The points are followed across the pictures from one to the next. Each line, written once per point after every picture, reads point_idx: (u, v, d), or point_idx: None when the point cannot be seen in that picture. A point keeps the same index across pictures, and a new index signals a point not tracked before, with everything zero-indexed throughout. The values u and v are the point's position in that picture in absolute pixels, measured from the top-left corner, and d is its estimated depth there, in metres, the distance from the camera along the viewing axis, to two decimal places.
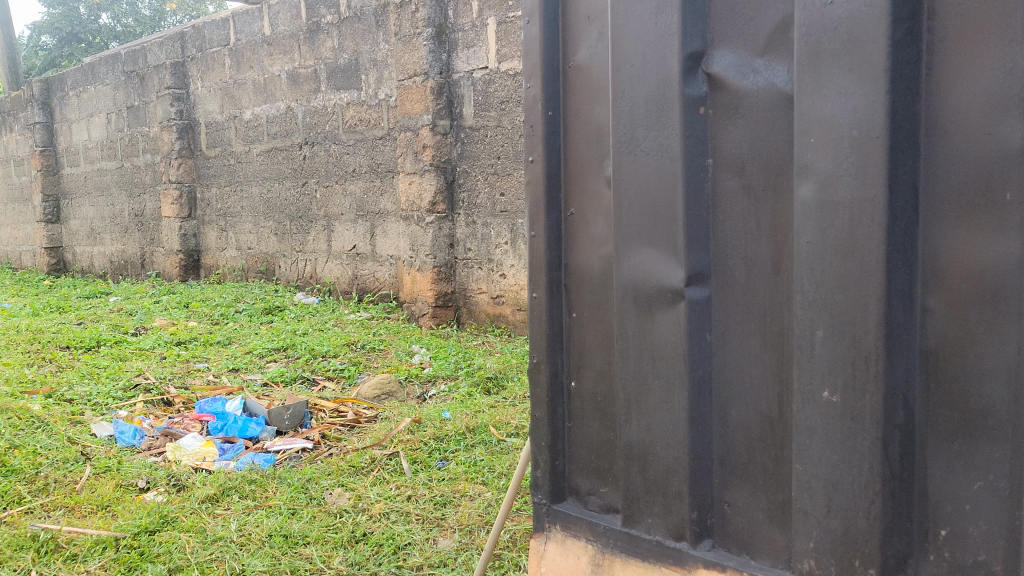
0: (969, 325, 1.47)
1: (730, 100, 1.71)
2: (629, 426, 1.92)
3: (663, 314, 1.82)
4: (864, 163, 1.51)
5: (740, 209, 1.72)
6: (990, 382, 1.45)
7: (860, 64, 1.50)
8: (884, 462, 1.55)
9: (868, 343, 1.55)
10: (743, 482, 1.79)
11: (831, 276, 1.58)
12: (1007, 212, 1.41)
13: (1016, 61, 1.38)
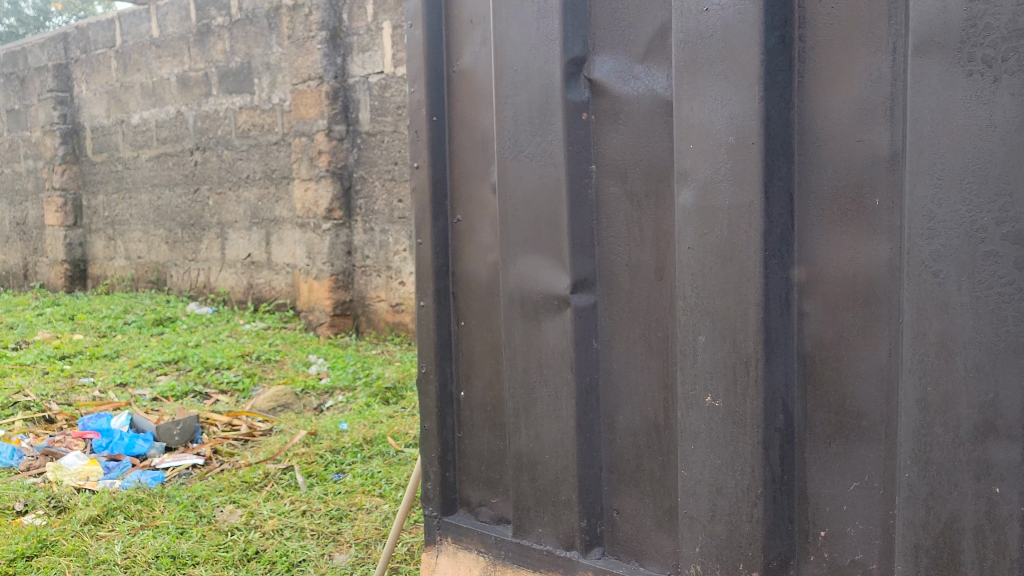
0: (844, 329, 1.50)
1: (612, 106, 1.70)
2: (518, 435, 1.90)
3: (549, 322, 1.81)
4: (741, 169, 1.52)
5: (624, 215, 1.71)
6: (864, 384, 1.49)
7: (735, 72, 1.51)
8: (765, 465, 1.57)
9: (748, 348, 1.56)
10: (630, 489, 1.78)
11: (712, 282, 1.59)
12: (877, 218, 1.44)
13: (882, 69, 1.41)
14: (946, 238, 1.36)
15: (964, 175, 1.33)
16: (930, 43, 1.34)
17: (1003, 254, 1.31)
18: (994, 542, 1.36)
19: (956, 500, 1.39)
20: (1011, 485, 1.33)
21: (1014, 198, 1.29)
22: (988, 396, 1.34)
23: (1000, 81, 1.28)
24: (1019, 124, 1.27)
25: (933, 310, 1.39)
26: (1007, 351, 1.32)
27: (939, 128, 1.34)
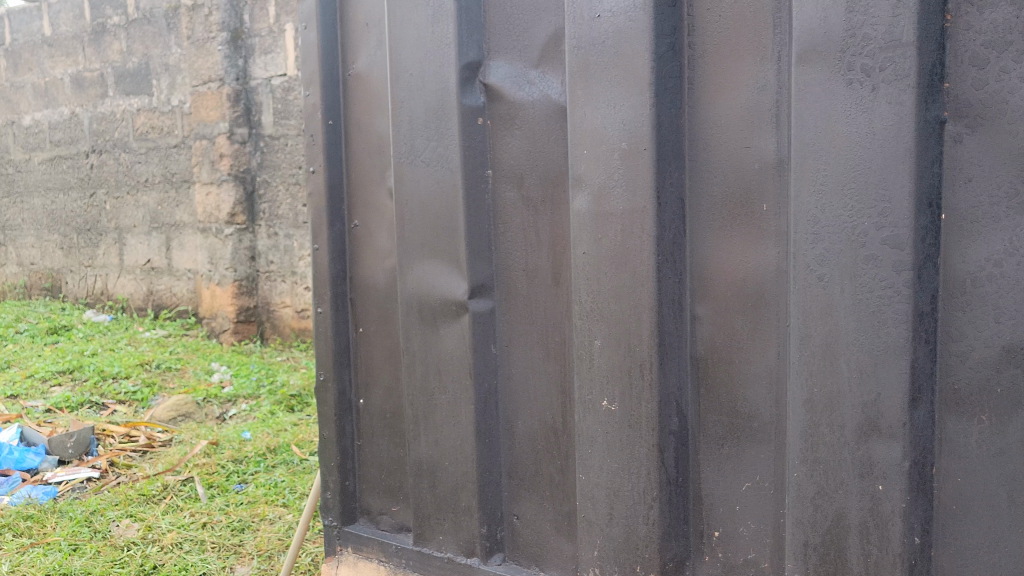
0: (734, 332, 1.52)
1: (507, 110, 1.70)
2: (417, 443, 1.88)
3: (448, 328, 1.79)
4: (634, 175, 1.53)
5: (520, 220, 1.71)
6: (754, 386, 1.52)
7: (628, 78, 1.52)
8: (660, 468, 1.58)
9: (642, 352, 1.57)
10: (530, 494, 1.78)
11: (607, 286, 1.60)
12: (764, 223, 1.47)
13: (768, 77, 1.44)
14: (829, 243, 1.39)
15: (846, 181, 1.36)
16: (813, 52, 1.37)
17: (882, 259, 1.34)
18: (878, 538, 1.40)
19: (842, 498, 1.43)
20: (892, 482, 1.38)
21: (892, 204, 1.33)
22: (870, 396, 1.38)
23: (878, 90, 1.32)
24: (896, 133, 1.31)
25: (817, 312, 1.42)
26: (887, 352, 1.36)
27: (821, 135, 1.37)
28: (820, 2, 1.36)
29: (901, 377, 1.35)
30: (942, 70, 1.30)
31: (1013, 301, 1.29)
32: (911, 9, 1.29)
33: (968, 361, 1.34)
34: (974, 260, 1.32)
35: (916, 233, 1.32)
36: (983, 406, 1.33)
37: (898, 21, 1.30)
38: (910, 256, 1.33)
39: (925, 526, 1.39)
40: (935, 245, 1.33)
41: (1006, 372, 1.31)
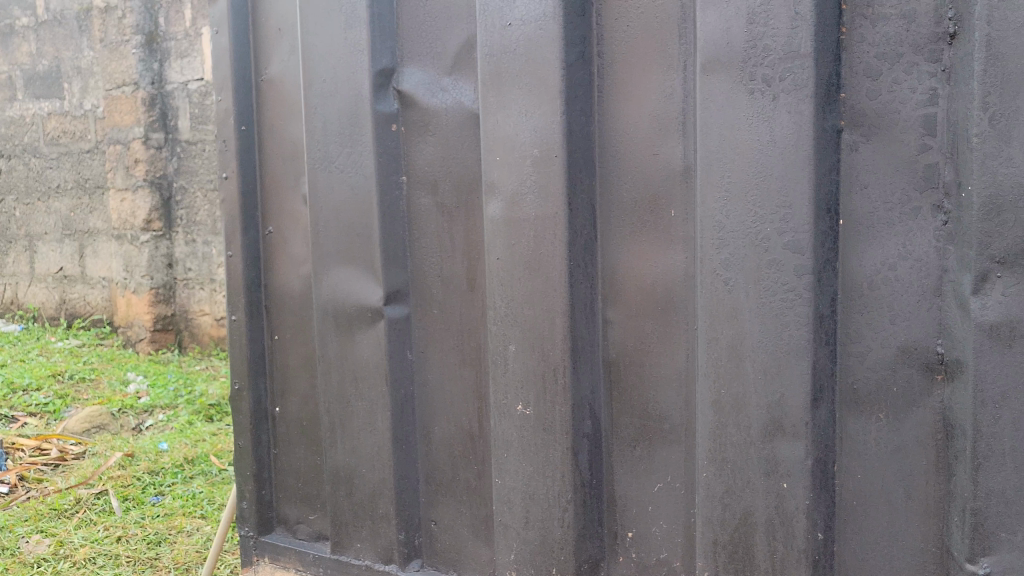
0: (645, 335, 1.55)
1: (420, 117, 1.71)
2: (334, 450, 1.87)
3: (363, 335, 1.78)
4: (546, 182, 1.55)
5: (434, 227, 1.72)
6: (664, 388, 1.55)
7: (538, 85, 1.54)
8: (574, 470, 1.60)
9: (556, 356, 1.59)
10: (448, 499, 1.79)
11: (520, 291, 1.61)
12: (672, 228, 1.50)
13: (674, 86, 1.47)
14: (734, 247, 1.42)
15: (749, 188, 1.40)
16: (716, 62, 1.41)
17: (784, 263, 1.38)
18: (783, 535, 1.43)
19: (749, 496, 1.46)
20: (796, 480, 1.41)
21: (792, 210, 1.36)
22: (775, 396, 1.42)
23: (779, 99, 1.36)
24: (795, 140, 1.35)
25: (723, 316, 1.45)
26: (790, 354, 1.40)
27: (726, 143, 1.41)
28: (722, 14, 1.40)
29: (804, 377, 1.39)
30: (838, 80, 1.35)
31: (907, 303, 1.35)
32: (808, 21, 1.33)
33: (866, 361, 1.39)
34: (870, 264, 1.37)
35: (815, 238, 1.36)
36: (880, 405, 1.39)
37: (796, 33, 1.34)
38: (810, 260, 1.37)
39: (828, 521, 1.42)
40: (833, 249, 1.38)
41: (901, 372, 1.37)
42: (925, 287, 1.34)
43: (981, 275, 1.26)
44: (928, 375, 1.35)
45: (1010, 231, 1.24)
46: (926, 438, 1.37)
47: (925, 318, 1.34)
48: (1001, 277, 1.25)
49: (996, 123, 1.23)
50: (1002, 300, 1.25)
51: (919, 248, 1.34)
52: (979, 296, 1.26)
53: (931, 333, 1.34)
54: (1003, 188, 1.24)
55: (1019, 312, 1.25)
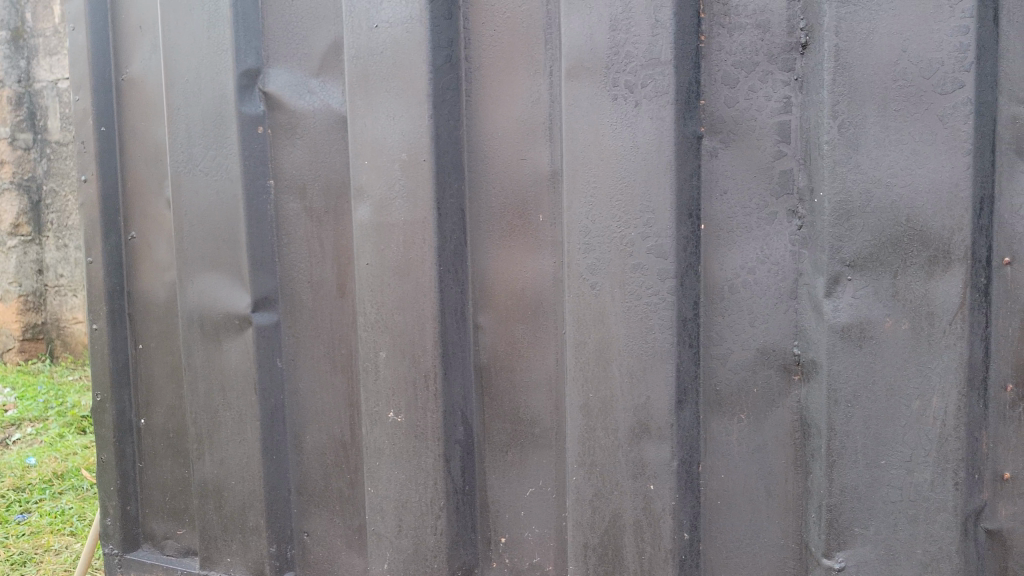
0: (515, 340, 1.56)
1: (288, 120, 1.67)
2: (202, 462, 1.81)
3: (230, 343, 1.73)
4: (414, 186, 1.53)
5: (303, 231, 1.69)
6: (534, 392, 1.56)
7: (405, 89, 1.52)
8: (447, 477, 1.58)
9: (427, 362, 1.57)
10: (320, 510, 1.75)
11: (390, 297, 1.59)
12: (541, 233, 1.51)
13: (540, 91, 1.49)
14: (599, 252, 1.43)
15: (613, 193, 1.41)
16: (580, 67, 1.42)
17: (648, 267, 1.39)
18: (651, 536, 1.44)
19: (617, 499, 1.46)
20: (662, 481, 1.42)
21: (655, 214, 1.38)
22: (641, 399, 1.43)
23: (641, 106, 1.37)
24: (657, 146, 1.36)
25: (590, 320, 1.46)
26: (655, 357, 1.40)
27: (591, 149, 1.42)
28: (585, 20, 1.41)
29: (668, 380, 1.40)
30: (698, 87, 1.37)
31: (766, 306, 1.38)
32: (668, 29, 1.34)
33: (727, 363, 1.42)
34: (731, 267, 1.40)
35: (678, 242, 1.37)
36: (741, 406, 1.42)
37: (657, 40, 1.35)
38: (673, 265, 1.38)
39: (693, 522, 1.44)
40: (695, 253, 1.40)
41: (761, 373, 1.40)
42: (782, 290, 1.37)
43: (833, 278, 1.30)
44: (786, 375, 1.39)
45: (860, 236, 1.28)
46: (785, 437, 1.40)
47: (782, 320, 1.37)
48: (852, 280, 1.29)
49: (845, 131, 1.27)
50: (853, 302, 1.29)
51: (776, 252, 1.37)
52: (832, 298, 1.30)
53: (788, 335, 1.37)
54: (853, 193, 1.28)
55: (869, 314, 1.29)
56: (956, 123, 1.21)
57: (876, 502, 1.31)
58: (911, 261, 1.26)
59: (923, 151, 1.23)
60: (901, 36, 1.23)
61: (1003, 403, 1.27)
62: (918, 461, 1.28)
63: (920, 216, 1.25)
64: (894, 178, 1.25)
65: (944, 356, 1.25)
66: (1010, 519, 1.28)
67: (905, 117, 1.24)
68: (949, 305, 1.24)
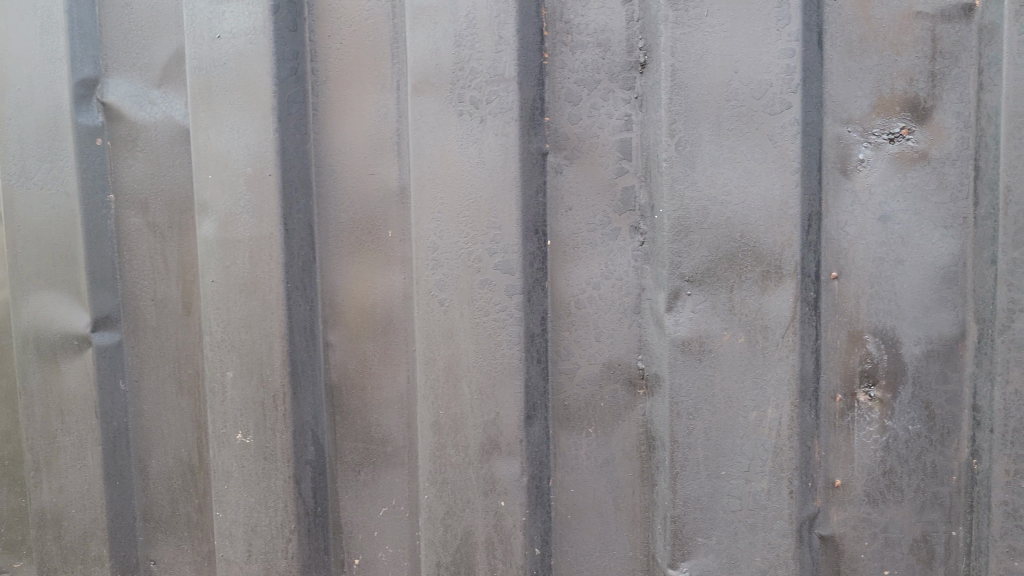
0: (365, 358, 1.55)
1: (128, 131, 1.62)
2: (39, 490, 1.67)
3: (68, 364, 1.63)
4: (260, 201, 1.48)
5: (146, 247, 1.63)
6: (386, 411, 1.55)
7: (248, 101, 1.48)
8: (298, 499, 1.53)
9: (275, 381, 1.50)
10: (167, 537, 1.68)
11: (236, 315, 1.51)
12: (390, 248, 1.52)
13: (388, 107, 1.51)
14: (447, 268, 1.41)
15: (461, 209, 1.39)
16: (426, 83, 1.40)
17: (496, 283, 1.38)
18: (502, 552, 1.41)
19: (469, 516, 1.42)
20: (513, 497, 1.41)
21: (502, 231, 1.37)
22: (490, 415, 1.40)
23: (486, 122, 1.37)
24: (503, 162, 1.36)
25: (439, 337, 1.42)
26: (503, 373, 1.39)
27: (437, 164, 1.40)
28: (430, 36, 1.39)
29: (517, 395, 1.39)
30: (542, 105, 1.38)
31: (609, 321, 1.41)
32: (512, 46, 1.35)
33: (575, 378, 1.43)
34: (577, 283, 1.42)
35: (524, 259, 1.38)
36: (589, 419, 1.44)
37: (501, 57, 1.35)
38: (520, 280, 1.38)
39: (544, 536, 1.43)
40: (542, 269, 1.40)
41: (607, 388, 1.42)
42: (626, 305, 1.41)
43: (673, 293, 1.31)
44: (630, 390, 1.42)
45: (698, 251, 1.30)
46: (631, 450, 1.43)
47: (626, 334, 1.41)
48: (690, 295, 1.30)
49: (682, 148, 1.29)
50: (692, 316, 1.30)
51: (619, 267, 1.41)
52: (673, 312, 1.31)
53: (632, 349, 1.41)
54: (690, 210, 1.30)
55: (709, 328, 1.30)
56: (784, 143, 1.26)
57: (718, 511, 1.32)
58: (745, 276, 1.29)
59: (755, 169, 1.27)
60: (732, 57, 1.27)
61: (832, 411, 1.32)
62: (755, 470, 1.30)
63: (752, 233, 1.28)
64: (727, 197, 1.28)
65: (777, 368, 1.29)
66: (841, 525, 1.32)
67: (737, 136, 1.28)
68: (781, 318, 1.28)
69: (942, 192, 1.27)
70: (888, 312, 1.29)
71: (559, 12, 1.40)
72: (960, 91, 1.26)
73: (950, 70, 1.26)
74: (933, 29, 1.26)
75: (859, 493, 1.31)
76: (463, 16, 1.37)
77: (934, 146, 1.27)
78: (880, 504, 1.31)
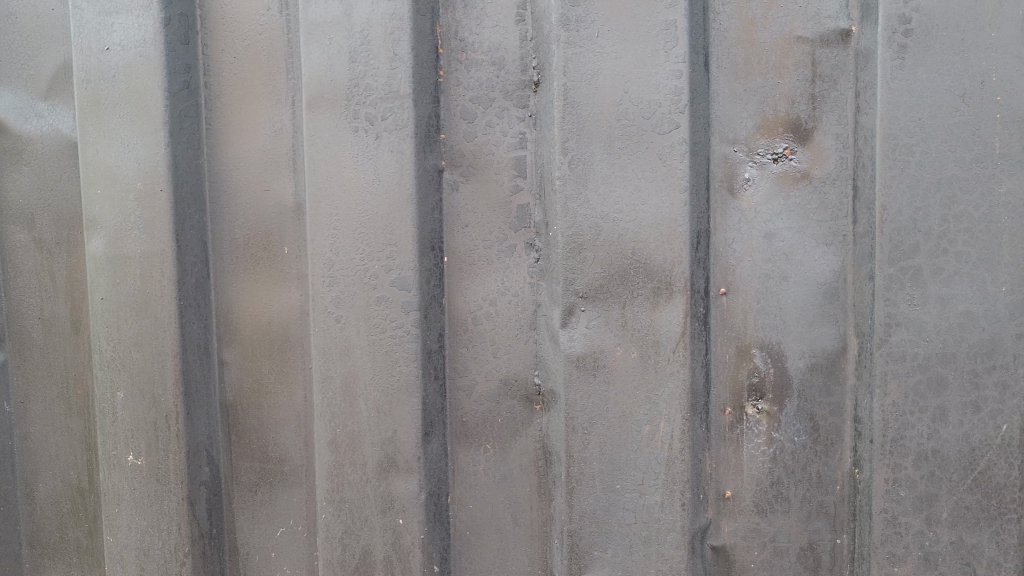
0: (261, 376, 1.52)
1: (13, 145, 1.58)
2: None
3: None
4: (150, 217, 1.45)
5: (33, 264, 1.59)
6: (283, 429, 1.52)
7: (139, 115, 1.45)
8: (191, 520, 1.48)
9: (167, 402, 1.47)
10: (55, 564, 1.62)
11: (127, 333, 1.48)
12: (286, 265, 1.50)
13: (283, 122, 1.49)
14: (343, 285, 1.40)
15: (356, 226, 1.38)
16: (321, 99, 1.39)
17: (393, 300, 1.38)
18: (401, 571, 1.40)
19: (367, 535, 1.41)
20: (411, 515, 1.40)
21: (398, 247, 1.37)
22: (387, 433, 1.39)
23: (381, 138, 1.36)
24: (398, 179, 1.36)
25: (336, 354, 1.41)
26: (400, 391, 1.38)
27: (333, 181, 1.39)
28: (325, 52, 1.39)
29: (415, 413, 1.38)
30: (437, 122, 1.39)
31: (506, 337, 1.42)
32: (407, 63, 1.35)
33: (473, 395, 1.43)
34: (474, 299, 1.42)
35: (421, 276, 1.38)
36: (487, 435, 1.44)
37: (395, 74, 1.35)
38: (416, 297, 1.37)
39: (444, 553, 1.43)
40: (439, 286, 1.40)
41: (504, 404, 1.43)
42: (522, 322, 1.41)
43: (567, 310, 1.32)
44: (527, 406, 1.42)
45: (591, 268, 1.31)
46: (529, 465, 1.43)
47: (523, 350, 1.42)
48: (584, 311, 1.32)
49: (574, 167, 1.30)
50: (586, 332, 1.32)
51: (515, 284, 1.41)
52: (567, 329, 1.32)
53: (529, 364, 1.41)
54: (582, 228, 1.31)
55: (601, 344, 1.32)
56: (673, 162, 1.29)
57: (613, 525, 1.33)
58: (636, 293, 1.31)
59: (646, 188, 1.30)
60: (622, 77, 1.29)
61: (722, 425, 1.35)
62: (649, 484, 1.32)
63: (643, 250, 1.30)
64: (619, 215, 1.31)
65: (669, 383, 1.31)
66: (732, 535, 1.35)
67: (627, 155, 1.30)
68: (672, 334, 1.30)
69: (824, 212, 1.31)
70: (774, 327, 1.32)
71: (454, 30, 1.40)
72: (839, 114, 1.30)
73: (830, 93, 1.31)
74: (813, 53, 1.31)
75: (748, 504, 1.34)
76: (358, 32, 1.37)
77: (815, 166, 1.31)
78: (768, 514, 1.34)
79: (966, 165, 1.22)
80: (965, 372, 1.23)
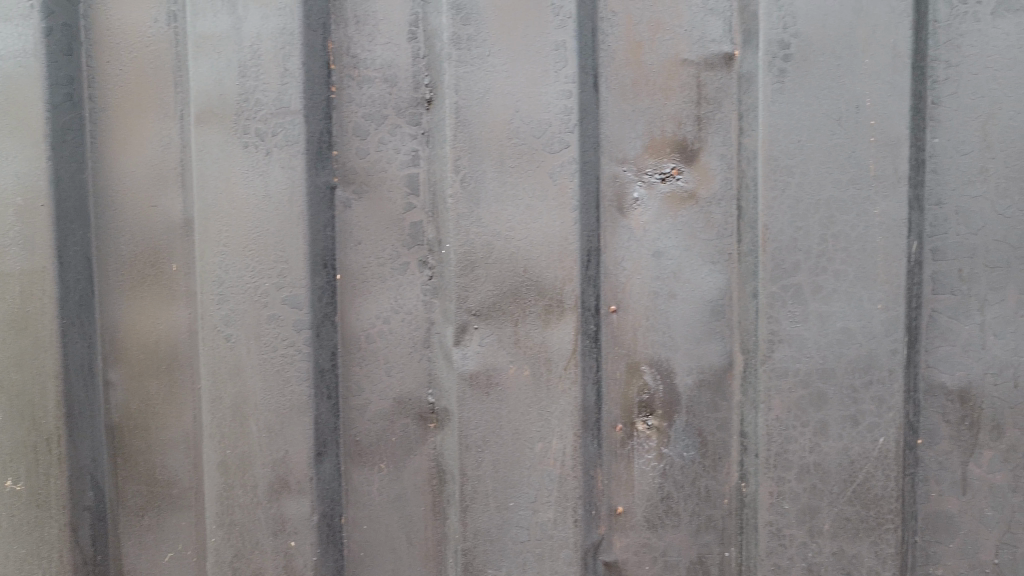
0: (149, 397, 1.47)
1: None
2: None
3: None
4: (30, 233, 1.40)
5: None
6: (171, 452, 1.47)
7: (19, 128, 1.40)
8: (74, 547, 1.43)
9: (48, 424, 1.42)
10: None
11: (5, 354, 1.43)
12: (175, 282, 1.46)
13: (171, 136, 1.45)
14: (233, 304, 1.37)
15: (247, 243, 1.36)
16: (210, 114, 1.37)
17: (284, 318, 1.36)
18: None
19: (258, 558, 1.38)
20: (303, 538, 1.37)
21: (289, 265, 1.35)
22: (278, 454, 1.37)
23: (272, 154, 1.35)
24: (289, 195, 1.35)
25: (226, 373, 1.38)
26: (292, 410, 1.36)
27: (223, 198, 1.37)
28: (214, 67, 1.37)
29: (306, 433, 1.36)
30: (329, 138, 1.38)
31: (399, 355, 1.40)
32: (297, 78, 1.35)
33: (366, 414, 1.40)
34: (368, 317, 1.40)
35: (313, 294, 1.36)
36: (381, 455, 1.41)
37: (286, 90, 1.35)
38: (308, 316, 1.36)
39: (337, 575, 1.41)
40: (331, 304, 1.39)
41: (398, 423, 1.40)
42: (416, 339, 1.39)
43: (459, 328, 1.32)
44: (421, 424, 1.40)
45: (482, 286, 1.32)
46: (423, 485, 1.41)
47: (417, 368, 1.39)
48: (477, 330, 1.32)
49: (466, 185, 1.31)
50: (478, 350, 1.32)
51: (408, 301, 1.39)
52: (460, 346, 1.32)
53: (422, 383, 1.39)
54: (475, 245, 1.32)
55: (494, 362, 1.32)
56: (564, 181, 1.30)
57: (507, 543, 1.33)
58: (528, 310, 1.32)
59: (537, 207, 1.31)
60: (513, 96, 1.31)
61: (614, 441, 1.36)
62: (542, 501, 1.33)
63: (535, 268, 1.31)
64: (511, 233, 1.31)
65: (560, 400, 1.32)
66: (624, 551, 1.36)
67: (518, 174, 1.31)
68: (563, 352, 1.31)
69: (710, 230, 1.33)
70: (664, 344, 1.34)
71: (346, 46, 1.39)
72: (723, 135, 1.33)
73: (715, 115, 1.33)
74: (698, 75, 1.33)
75: (640, 520, 1.36)
76: (248, 47, 1.36)
77: (702, 186, 1.34)
78: (659, 529, 1.35)
79: (843, 186, 1.26)
80: (844, 386, 1.27)
